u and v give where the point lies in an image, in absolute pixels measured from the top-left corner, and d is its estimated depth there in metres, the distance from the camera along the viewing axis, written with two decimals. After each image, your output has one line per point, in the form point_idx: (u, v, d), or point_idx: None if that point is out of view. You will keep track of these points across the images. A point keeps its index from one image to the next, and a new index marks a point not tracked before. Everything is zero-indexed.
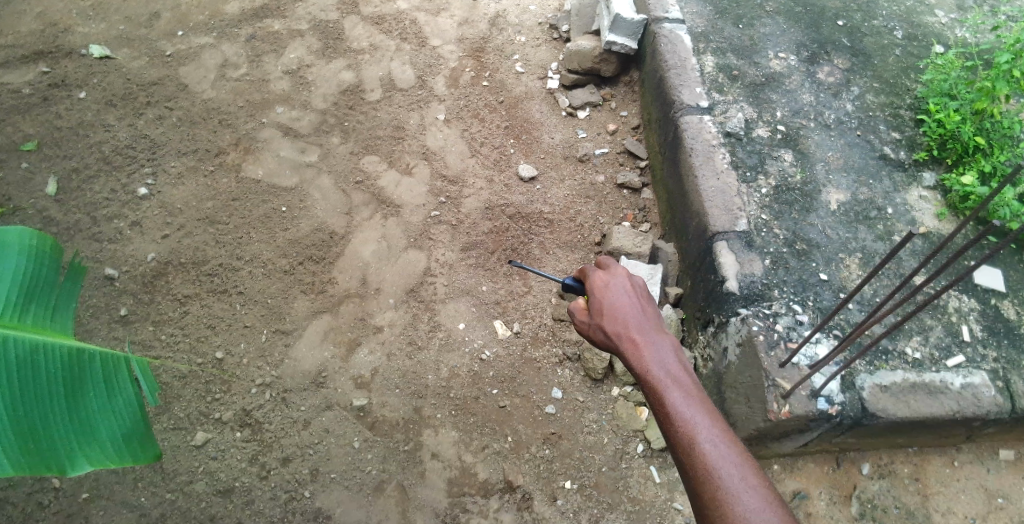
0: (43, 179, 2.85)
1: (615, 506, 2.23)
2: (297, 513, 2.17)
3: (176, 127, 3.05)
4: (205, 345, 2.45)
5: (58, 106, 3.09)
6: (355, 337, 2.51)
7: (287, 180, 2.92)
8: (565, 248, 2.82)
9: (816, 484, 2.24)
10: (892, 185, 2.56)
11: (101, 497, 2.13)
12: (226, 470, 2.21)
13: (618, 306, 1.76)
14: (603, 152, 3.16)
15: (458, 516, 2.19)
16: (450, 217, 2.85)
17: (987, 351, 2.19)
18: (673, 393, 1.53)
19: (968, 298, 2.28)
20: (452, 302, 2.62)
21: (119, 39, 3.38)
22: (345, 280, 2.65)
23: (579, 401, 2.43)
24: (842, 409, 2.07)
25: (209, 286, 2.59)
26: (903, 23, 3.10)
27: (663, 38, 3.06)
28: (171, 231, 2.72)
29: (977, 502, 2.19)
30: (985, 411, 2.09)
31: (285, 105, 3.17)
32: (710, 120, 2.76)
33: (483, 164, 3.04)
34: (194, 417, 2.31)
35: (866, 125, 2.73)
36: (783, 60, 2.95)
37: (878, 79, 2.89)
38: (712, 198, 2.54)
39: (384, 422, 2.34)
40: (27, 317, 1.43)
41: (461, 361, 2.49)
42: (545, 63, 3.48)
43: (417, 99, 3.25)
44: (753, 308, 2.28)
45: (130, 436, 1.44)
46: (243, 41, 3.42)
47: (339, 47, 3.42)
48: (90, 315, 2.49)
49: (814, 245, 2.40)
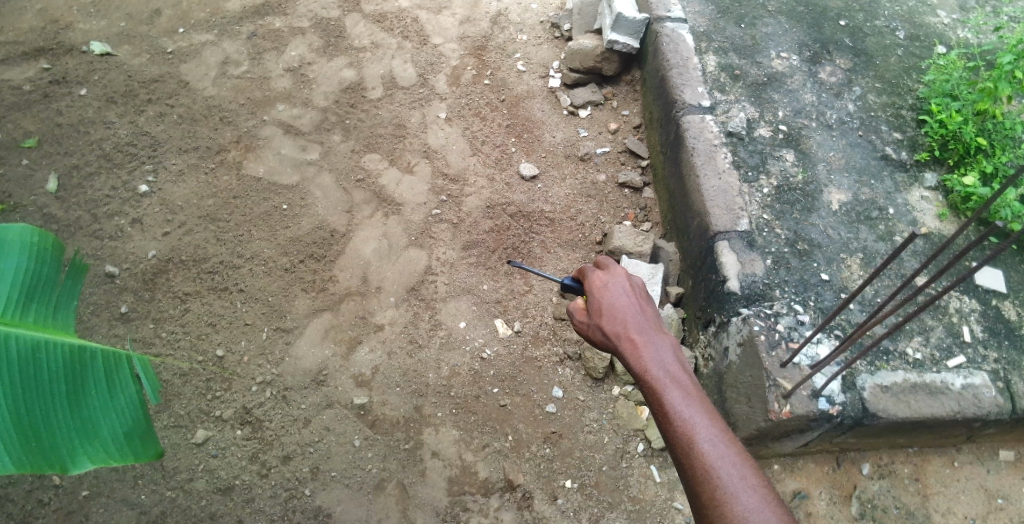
0: (43, 176, 2.85)
1: (615, 505, 2.23)
2: (297, 512, 2.16)
3: (177, 125, 3.05)
4: (205, 343, 2.45)
5: (58, 103, 3.09)
6: (355, 335, 2.51)
7: (288, 178, 2.91)
8: (565, 247, 2.82)
9: (816, 484, 2.24)
10: (893, 186, 2.56)
11: (100, 495, 2.13)
12: (226, 468, 2.21)
13: (617, 305, 1.76)
14: (604, 151, 3.15)
15: (458, 515, 2.19)
16: (451, 216, 2.85)
17: (988, 352, 2.19)
18: (672, 393, 1.53)
19: (969, 299, 2.28)
20: (453, 301, 2.62)
21: (120, 36, 3.38)
22: (346, 278, 2.65)
23: (579, 400, 2.43)
24: (843, 409, 2.07)
25: (209, 284, 2.59)
26: (905, 24, 3.10)
27: (665, 38, 3.05)
28: (172, 229, 2.72)
29: (977, 502, 2.19)
30: (986, 411, 2.09)
31: (286, 103, 3.17)
32: (712, 120, 2.76)
33: (484, 162, 3.04)
34: (195, 414, 2.30)
35: (867, 125, 2.73)
36: (784, 60, 2.95)
37: (880, 79, 2.88)
38: (713, 198, 2.54)
39: (384, 421, 2.34)
40: (28, 315, 1.43)
41: (461, 360, 2.49)
42: (546, 62, 3.48)
43: (418, 97, 3.25)
44: (753, 308, 2.28)
45: (131, 435, 1.44)
46: (244, 38, 3.41)
47: (340, 45, 3.41)
48: (91, 312, 2.49)
49: (816, 245, 2.40)
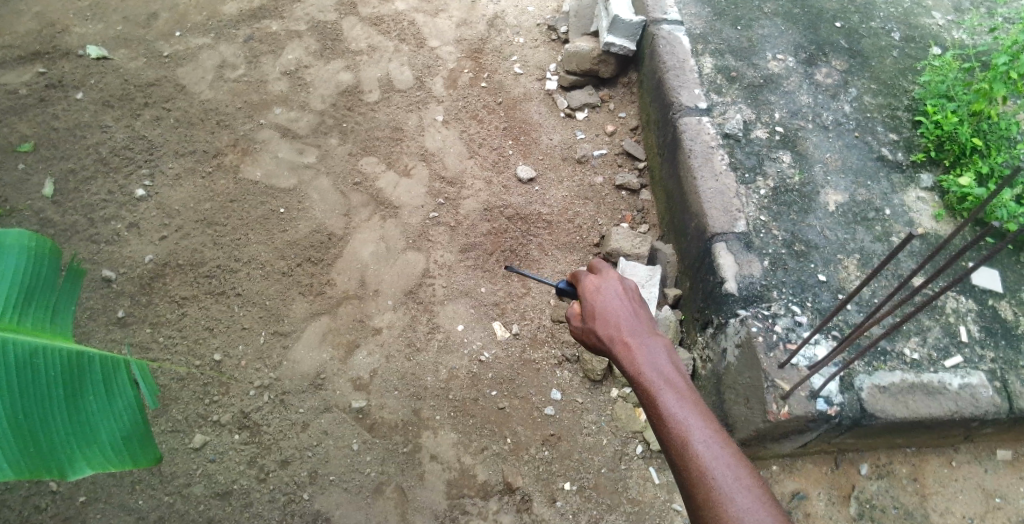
0: (40, 180, 2.84)
1: (614, 507, 2.23)
2: (296, 516, 2.16)
3: (174, 128, 3.05)
4: (203, 347, 2.44)
5: (55, 107, 3.08)
6: (354, 338, 2.51)
7: (285, 181, 2.91)
8: (564, 249, 2.82)
9: (815, 484, 2.24)
10: (889, 186, 2.57)
11: (98, 500, 2.12)
12: (225, 472, 2.21)
13: (610, 308, 1.77)
14: (602, 153, 3.16)
15: (457, 517, 2.19)
16: (449, 219, 2.85)
17: (985, 352, 2.19)
18: (666, 395, 1.53)
19: (965, 299, 2.29)
20: (451, 304, 2.62)
21: (117, 40, 3.37)
22: (344, 282, 2.65)
23: (578, 402, 2.43)
24: (841, 409, 2.07)
25: (207, 288, 2.58)
26: (900, 25, 3.11)
27: (662, 40, 3.06)
28: (169, 233, 2.72)
29: (975, 502, 2.19)
30: (983, 411, 2.09)
31: (283, 106, 3.17)
32: (709, 121, 2.77)
33: (482, 165, 3.04)
34: (193, 419, 2.30)
35: (863, 126, 2.74)
36: (781, 61, 2.96)
37: (876, 80, 2.89)
38: (710, 199, 2.54)
39: (383, 424, 2.33)
40: (26, 319, 1.42)
41: (460, 362, 2.49)
42: (543, 64, 3.48)
43: (415, 100, 3.25)
44: (751, 309, 2.28)
45: (130, 438, 1.44)
46: (241, 42, 3.41)
47: (337, 48, 3.41)
48: (88, 316, 2.48)
49: (813, 246, 2.40)
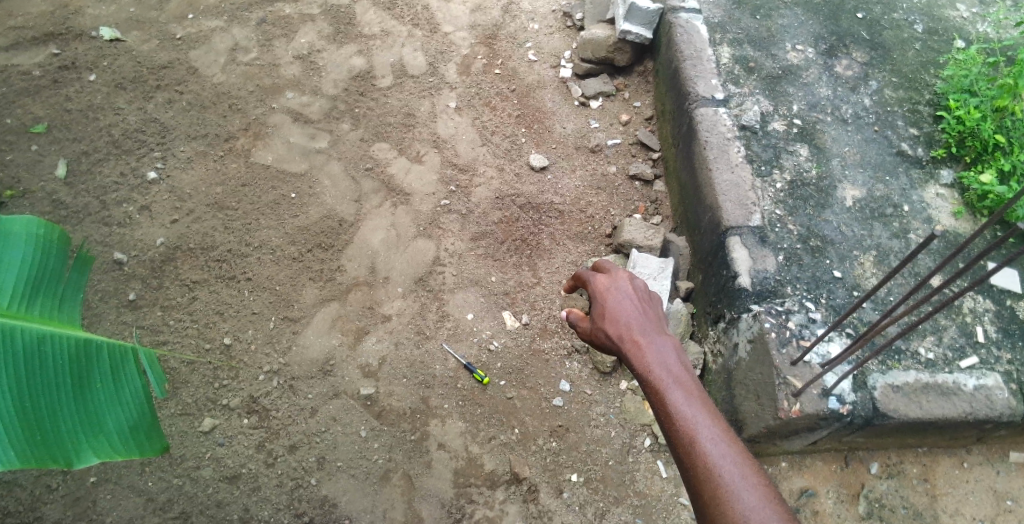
0: (53, 161, 2.85)
1: (620, 500, 2.23)
2: (303, 501, 2.17)
3: (186, 111, 3.04)
4: (213, 331, 2.45)
5: (67, 89, 3.08)
6: (363, 326, 2.50)
7: (297, 166, 2.90)
8: (575, 240, 2.80)
9: (825, 482, 2.22)
10: (908, 182, 2.53)
11: (108, 481, 2.14)
12: (232, 456, 2.22)
13: (620, 307, 1.77)
14: (615, 143, 3.12)
15: (463, 507, 2.19)
16: (460, 206, 2.83)
17: (1002, 353, 2.16)
18: (675, 393, 1.53)
19: (983, 299, 2.26)
20: (461, 292, 2.61)
21: (130, 22, 3.36)
22: (354, 268, 2.64)
23: (586, 394, 2.43)
24: (853, 408, 2.05)
25: (217, 272, 2.58)
26: (924, 17, 3.04)
27: (679, 29, 3.02)
28: (180, 217, 2.71)
29: (985, 504, 2.17)
30: (998, 413, 2.07)
31: (296, 90, 3.15)
32: (725, 113, 2.73)
33: (494, 153, 3.01)
34: (203, 402, 2.31)
35: (883, 121, 2.69)
36: (801, 52, 2.90)
37: (897, 73, 2.84)
38: (725, 192, 2.51)
39: (391, 412, 2.33)
40: (33, 308, 1.42)
41: (469, 351, 2.48)
42: (558, 51, 3.44)
43: (428, 86, 3.22)
44: (765, 305, 2.25)
45: (137, 429, 1.46)
46: (254, 25, 3.39)
47: (351, 33, 3.38)
48: (98, 298, 2.49)
49: (828, 242, 2.37)
